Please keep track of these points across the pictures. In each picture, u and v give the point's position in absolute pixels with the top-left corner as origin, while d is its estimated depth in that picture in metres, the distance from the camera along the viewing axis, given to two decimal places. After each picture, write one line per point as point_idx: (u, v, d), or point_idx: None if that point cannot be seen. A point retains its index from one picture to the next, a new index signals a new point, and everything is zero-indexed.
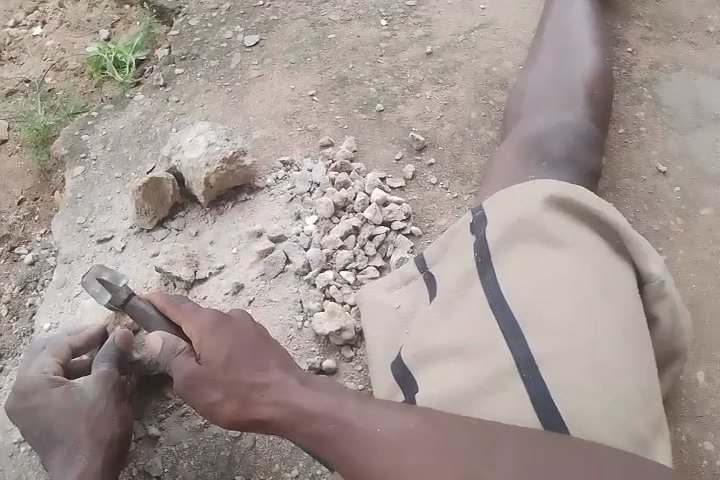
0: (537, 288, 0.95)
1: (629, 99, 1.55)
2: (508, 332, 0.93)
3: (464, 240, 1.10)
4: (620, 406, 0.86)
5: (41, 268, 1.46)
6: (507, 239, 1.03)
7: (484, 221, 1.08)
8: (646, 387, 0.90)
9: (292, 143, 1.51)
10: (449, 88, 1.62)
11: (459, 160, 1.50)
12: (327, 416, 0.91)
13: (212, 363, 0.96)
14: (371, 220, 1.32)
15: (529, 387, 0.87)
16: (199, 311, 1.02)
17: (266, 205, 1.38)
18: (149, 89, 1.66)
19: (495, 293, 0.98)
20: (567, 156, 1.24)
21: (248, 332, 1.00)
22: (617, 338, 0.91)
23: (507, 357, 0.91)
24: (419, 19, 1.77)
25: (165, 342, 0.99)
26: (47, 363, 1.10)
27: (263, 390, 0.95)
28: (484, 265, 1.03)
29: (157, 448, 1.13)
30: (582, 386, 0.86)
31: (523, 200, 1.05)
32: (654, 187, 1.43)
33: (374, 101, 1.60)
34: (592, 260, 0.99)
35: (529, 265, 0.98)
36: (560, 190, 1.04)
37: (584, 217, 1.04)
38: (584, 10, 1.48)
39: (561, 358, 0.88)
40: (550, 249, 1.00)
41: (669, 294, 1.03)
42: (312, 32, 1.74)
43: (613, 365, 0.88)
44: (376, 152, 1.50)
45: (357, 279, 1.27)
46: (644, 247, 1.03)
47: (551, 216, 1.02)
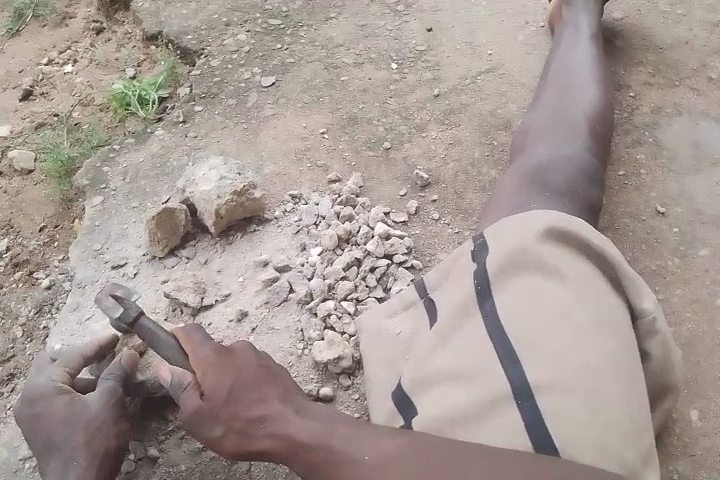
0: (533, 316, 0.99)
1: (629, 141, 1.59)
2: (505, 358, 0.97)
3: (465, 268, 1.13)
4: (611, 432, 0.89)
5: (56, 292, 1.51)
6: (506, 268, 1.06)
7: (484, 250, 1.12)
8: (637, 415, 0.93)
9: (301, 178, 1.57)
10: (455, 128, 1.68)
11: (461, 197, 1.54)
12: (325, 441, 0.95)
13: (213, 399, 0.99)
14: (373, 252, 1.36)
15: (524, 413, 0.91)
16: (204, 342, 1.05)
17: (274, 236, 1.44)
18: (169, 124, 1.74)
19: (493, 320, 1.01)
20: (567, 189, 1.27)
21: (250, 363, 1.04)
22: (610, 367, 0.94)
23: (502, 383, 0.94)
24: (428, 63, 1.84)
25: (173, 374, 1.02)
26: (55, 373, 1.14)
27: (263, 424, 0.98)
28: (483, 294, 1.06)
29: (155, 469, 1.15)
30: (575, 413, 0.89)
31: (523, 231, 1.09)
32: (652, 226, 1.45)
33: (382, 139, 1.66)
34: (588, 291, 1.02)
35: (526, 294, 1.02)
36: (559, 223, 1.08)
37: (581, 249, 1.07)
38: (587, 52, 1.54)
39: (556, 385, 0.92)
40: (546, 278, 1.03)
41: (660, 329, 1.07)
42: (326, 74, 1.82)
43: (605, 394, 0.92)
44: (382, 188, 1.55)
45: (357, 309, 1.30)
46: (637, 283, 1.07)
47: (549, 247, 1.06)
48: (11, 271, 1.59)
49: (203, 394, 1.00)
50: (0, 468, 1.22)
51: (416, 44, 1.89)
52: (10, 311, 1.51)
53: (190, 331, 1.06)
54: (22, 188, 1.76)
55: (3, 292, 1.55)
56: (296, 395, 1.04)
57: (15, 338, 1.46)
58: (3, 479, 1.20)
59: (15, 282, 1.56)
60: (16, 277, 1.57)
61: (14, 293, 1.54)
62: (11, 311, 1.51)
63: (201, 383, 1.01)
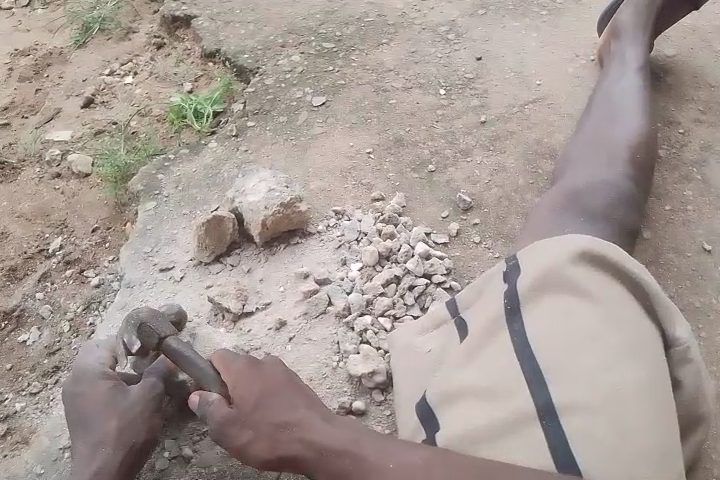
0: (561, 337, 0.99)
1: (677, 177, 1.58)
2: (531, 378, 0.98)
3: (496, 288, 1.14)
4: (636, 457, 0.89)
5: (104, 291, 1.57)
6: (536, 288, 1.07)
7: (516, 271, 1.13)
8: (665, 443, 0.92)
9: (345, 195, 1.61)
10: (499, 155, 1.70)
11: (503, 222, 1.55)
12: (348, 450, 0.96)
13: (241, 407, 1.02)
14: (412, 271, 1.38)
15: (548, 432, 0.92)
16: (235, 359, 1.07)
17: (316, 249, 1.47)
18: (221, 137, 1.81)
19: (521, 339, 1.02)
20: (603, 215, 1.28)
21: (278, 372, 1.06)
22: (639, 391, 0.94)
23: (528, 403, 0.95)
24: (476, 90, 1.87)
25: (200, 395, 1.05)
26: (102, 356, 1.18)
27: (288, 430, 0.99)
28: (512, 312, 1.07)
29: (188, 469, 1.18)
30: (599, 435, 0.90)
31: (556, 253, 1.09)
32: (698, 264, 1.43)
33: (426, 162, 1.69)
34: (618, 314, 1.02)
35: (555, 314, 1.02)
36: (593, 247, 1.08)
37: (615, 274, 1.07)
38: (633, 83, 1.54)
39: (581, 406, 0.92)
40: (577, 300, 1.03)
41: (694, 358, 1.06)
42: (375, 97, 1.87)
43: (632, 417, 0.91)
44: (424, 209, 1.57)
45: (393, 326, 1.32)
46: (671, 311, 1.07)
47: (582, 271, 1.06)
48: (63, 268, 1.66)
49: (233, 403, 1.03)
50: (41, 455, 1.26)
51: (465, 72, 1.93)
52: (60, 307, 1.57)
53: (223, 354, 1.09)
54: (78, 191, 1.85)
55: (54, 287, 1.62)
56: (323, 405, 1.05)
57: (62, 332, 1.52)
58: (42, 466, 1.25)
59: (66, 279, 1.63)
60: (68, 274, 1.64)
61: (65, 289, 1.61)
62: (61, 306, 1.57)
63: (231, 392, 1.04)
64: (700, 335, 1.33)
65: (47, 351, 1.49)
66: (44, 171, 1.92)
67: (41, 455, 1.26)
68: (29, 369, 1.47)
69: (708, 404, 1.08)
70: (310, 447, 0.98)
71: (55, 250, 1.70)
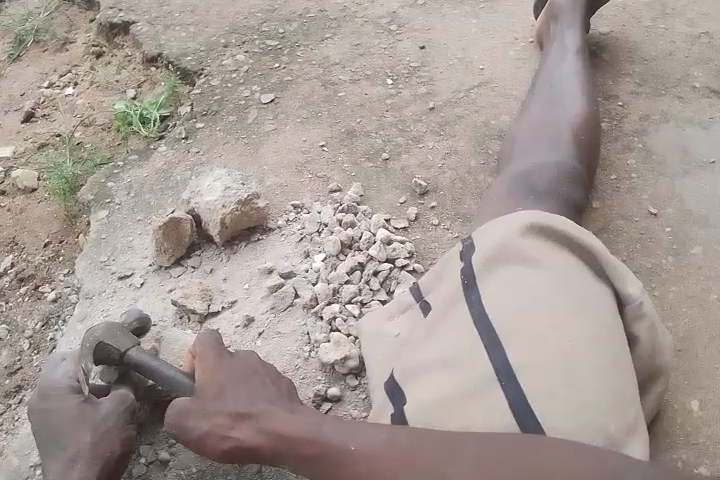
0: (515, 305, 1.03)
1: (619, 147, 1.65)
2: (488, 345, 1.00)
3: (454, 266, 1.17)
4: (590, 409, 0.92)
5: (62, 305, 1.53)
6: (489, 262, 1.10)
7: (471, 248, 1.15)
8: (619, 393, 0.95)
9: (302, 189, 1.61)
10: (450, 139, 1.73)
11: (459, 203, 1.58)
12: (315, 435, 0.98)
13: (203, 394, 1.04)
14: (376, 257, 1.39)
15: (507, 393, 0.94)
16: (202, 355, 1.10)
17: (277, 244, 1.47)
18: (171, 141, 1.79)
19: (478, 309, 1.05)
20: (552, 190, 1.33)
21: (244, 366, 1.09)
22: (590, 347, 0.97)
23: (487, 367, 0.98)
24: (422, 78, 1.90)
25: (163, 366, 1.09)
26: (70, 370, 1.15)
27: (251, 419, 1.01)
28: (469, 286, 1.10)
29: (167, 472, 1.17)
30: (556, 392, 0.93)
31: (505, 226, 1.13)
32: (645, 227, 1.50)
33: (380, 150, 1.71)
34: (567, 278, 1.06)
35: (508, 285, 1.06)
36: (540, 218, 1.11)
37: (563, 241, 1.11)
38: (573, 65, 1.59)
39: (536, 366, 0.95)
40: (528, 269, 1.07)
41: (647, 314, 1.10)
42: (323, 91, 1.88)
43: (586, 372, 0.95)
44: (381, 197, 1.59)
45: (361, 312, 1.33)
46: (621, 271, 1.11)
47: (531, 241, 1.10)
48: (17, 286, 1.61)
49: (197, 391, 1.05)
50: (11, 475, 1.23)
51: (410, 61, 1.96)
52: (17, 326, 1.53)
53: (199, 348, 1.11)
54: (26, 206, 1.79)
55: (8, 306, 1.57)
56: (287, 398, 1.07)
57: (21, 351, 1.48)
58: None
59: (21, 296, 1.58)
60: (22, 291, 1.59)
61: (20, 308, 1.56)
62: (18, 325, 1.53)
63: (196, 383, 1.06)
64: (652, 293, 1.39)
65: (6, 371, 1.44)
66: None
67: (11, 475, 1.23)
68: None
69: (666, 355, 1.13)
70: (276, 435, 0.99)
71: (6, 269, 1.65)
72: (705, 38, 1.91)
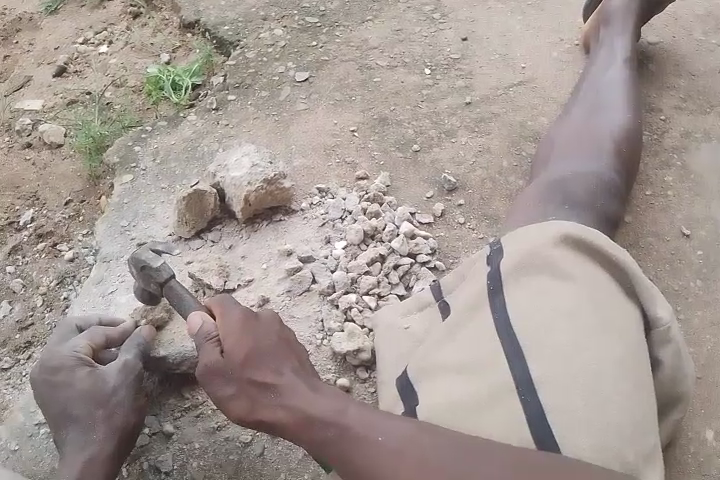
0: (541, 316, 1.00)
1: (658, 163, 1.60)
2: (510, 353, 0.98)
3: (479, 269, 1.14)
4: (610, 430, 0.90)
5: (79, 265, 1.53)
6: (517, 269, 1.08)
7: (499, 253, 1.13)
8: (639, 419, 0.93)
9: (329, 173, 1.59)
10: (484, 136, 1.69)
11: (487, 203, 1.55)
12: (334, 420, 0.94)
13: (233, 360, 0.99)
14: (397, 250, 1.37)
15: (526, 407, 0.92)
16: (233, 313, 1.03)
17: (299, 227, 1.45)
18: (201, 111, 1.77)
19: (502, 318, 1.03)
20: (587, 200, 1.29)
21: (269, 331, 1.03)
22: (614, 367, 0.95)
23: (506, 377, 0.96)
24: (461, 71, 1.86)
25: (205, 322, 1.03)
26: (79, 344, 1.15)
27: (268, 391, 0.98)
28: (494, 292, 1.08)
29: (169, 445, 1.16)
30: (577, 409, 0.90)
31: (535, 235, 1.11)
32: (676, 248, 1.46)
33: (411, 142, 1.68)
34: (596, 294, 1.03)
35: (534, 295, 1.03)
36: (571, 230, 1.09)
37: (594, 256, 1.08)
38: (619, 75, 1.54)
39: (559, 382, 0.93)
40: (557, 281, 1.04)
41: (674, 340, 1.07)
42: (359, 75, 1.84)
43: (608, 392, 0.92)
44: (407, 190, 1.56)
45: (378, 304, 1.31)
46: (652, 293, 1.08)
47: (562, 253, 1.07)
48: (35, 242, 1.61)
49: (224, 349, 1.00)
50: (15, 431, 1.23)
51: (450, 53, 1.91)
52: (32, 281, 1.53)
53: (226, 302, 1.05)
54: (50, 162, 1.78)
55: (25, 261, 1.58)
56: (308, 372, 1.02)
57: (35, 307, 1.48)
58: (16, 442, 1.22)
59: (39, 252, 1.59)
60: (40, 247, 1.59)
61: (37, 264, 1.56)
62: (33, 281, 1.53)
63: (222, 340, 1.00)
64: (676, 316, 1.36)
65: (18, 326, 1.45)
66: (14, 140, 1.85)
67: (14, 431, 1.23)
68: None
69: (688, 384, 1.10)
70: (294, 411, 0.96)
71: (26, 223, 1.65)
72: None
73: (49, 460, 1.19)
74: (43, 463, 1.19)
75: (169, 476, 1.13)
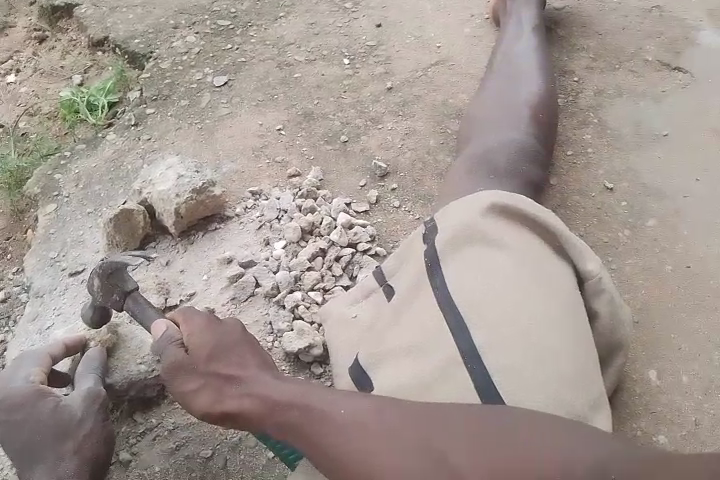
0: (479, 284, 1.02)
1: (576, 123, 1.65)
2: (453, 325, 0.99)
3: (417, 248, 1.15)
4: (555, 385, 0.92)
5: (11, 305, 1.47)
6: (453, 242, 1.09)
7: (432, 230, 1.14)
8: (582, 370, 0.96)
9: (260, 175, 1.58)
10: (409, 119, 1.70)
11: (420, 184, 1.56)
12: (299, 403, 0.94)
13: (197, 356, 1.00)
14: (337, 242, 1.37)
15: (474, 373, 0.94)
16: (197, 317, 1.05)
17: (236, 233, 1.44)
18: (120, 128, 1.72)
19: (443, 292, 1.04)
20: (511, 168, 1.32)
21: (230, 329, 1.04)
22: (553, 324, 0.98)
23: (453, 348, 0.97)
24: (379, 57, 1.87)
25: (168, 329, 1.05)
26: (31, 374, 1.11)
27: (233, 382, 0.98)
28: (432, 269, 1.09)
29: (128, 473, 1.13)
30: (521, 367, 0.93)
31: (466, 207, 1.12)
32: (602, 202, 1.52)
33: (338, 133, 1.68)
34: (529, 257, 1.06)
35: (470, 266, 1.05)
36: (498, 198, 1.11)
37: (523, 220, 1.11)
38: (529, 43, 1.59)
39: (501, 344, 0.95)
40: (491, 250, 1.06)
41: (607, 290, 1.11)
42: (278, 73, 1.83)
43: (549, 350, 0.95)
44: (341, 181, 1.56)
45: (325, 299, 1.31)
46: (581, 247, 1.11)
47: (492, 221, 1.09)
48: None
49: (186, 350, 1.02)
50: None
51: (366, 40, 1.92)
52: None
53: (189, 309, 1.07)
54: None
55: None
56: (270, 363, 1.03)
57: None
58: None
59: None
60: None
61: None
62: None
63: (186, 341, 1.02)
64: (609, 267, 1.41)
65: None
66: None
67: None
68: None
69: (627, 329, 1.14)
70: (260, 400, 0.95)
71: None
72: (657, 12, 1.91)
73: None
74: None
75: None
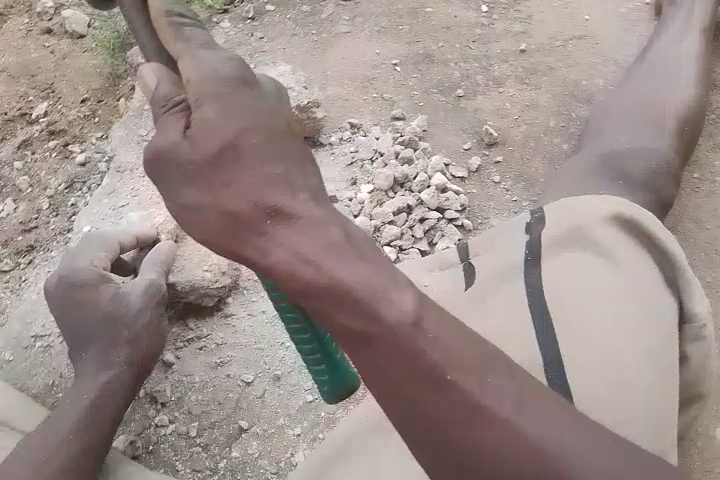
0: (577, 298, 0.93)
1: (712, 145, 1.49)
2: (539, 331, 0.92)
3: (515, 236, 1.04)
4: (632, 426, 0.84)
5: (89, 172, 1.47)
6: (557, 246, 0.99)
7: (539, 222, 1.03)
8: (665, 417, 0.87)
9: (364, 108, 1.49)
10: (534, 91, 1.56)
11: (527, 164, 1.44)
12: (359, 288, 0.71)
13: (216, 153, 0.72)
14: (426, 203, 1.29)
15: (552, 388, 0.87)
16: (204, 72, 0.73)
17: (325, 164, 1.39)
18: (236, 18, 1.65)
19: (535, 295, 0.95)
20: (640, 180, 1.18)
21: (269, 118, 0.75)
22: (647, 362, 0.88)
23: (534, 356, 0.90)
24: (520, 13, 1.69)
25: (160, 83, 0.75)
26: (97, 257, 1.11)
27: (270, 217, 0.73)
28: (529, 266, 0.99)
29: (168, 376, 1.17)
30: (601, 398, 0.86)
31: (581, 211, 1.01)
32: (715, 237, 1.38)
33: (455, 86, 1.56)
34: (639, 281, 0.95)
35: (572, 275, 0.96)
36: (621, 210, 1.00)
37: (641, 239, 1.00)
38: (692, 43, 1.42)
39: (588, 370, 0.87)
40: (598, 264, 0.96)
41: (708, 339, 0.99)
42: (410, 2, 1.69)
43: (635, 388, 0.86)
44: (444, 138, 1.47)
45: (398, 257, 1.26)
46: (694, 284, 0.98)
47: (609, 233, 0.98)
48: (46, 139, 1.53)
49: (190, 128, 0.73)
50: (12, 339, 1.24)
51: None
52: (39, 182, 1.47)
53: (193, 49, 0.74)
54: (69, 52, 1.64)
55: (34, 158, 1.50)
56: (338, 236, 0.74)
57: (40, 209, 1.43)
58: (11, 353, 1.23)
59: (50, 151, 1.51)
60: (50, 146, 1.52)
61: (45, 163, 1.49)
62: (40, 181, 1.47)
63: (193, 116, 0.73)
64: None
65: (21, 228, 1.41)
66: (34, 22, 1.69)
67: (11, 339, 1.24)
68: (1, 244, 1.39)
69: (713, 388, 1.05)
70: (310, 267, 0.72)
71: (38, 117, 1.56)
72: None
73: (43, 378, 1.21)
74: (36, 378, 1.21)
75: (166, 407, 1.14)
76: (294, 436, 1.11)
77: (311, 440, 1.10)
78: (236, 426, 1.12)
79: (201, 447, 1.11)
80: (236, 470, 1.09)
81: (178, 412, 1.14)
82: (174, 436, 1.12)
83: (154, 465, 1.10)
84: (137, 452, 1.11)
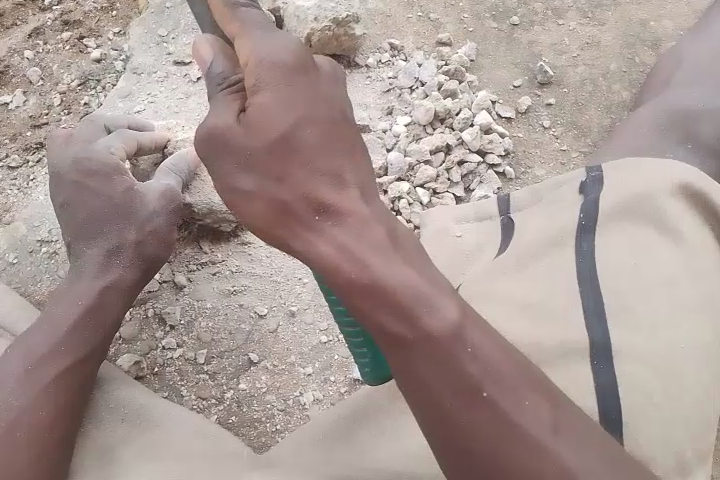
0: (633, 274, 0.82)
1: None
2: (588, 308, 0.81)
3: (568, 197, 0.93)
4: (677, 425, 0.74)
5: (105, 69, 1.35)
6: (616, 212, 0.88)
7: (596, 185, 0.92)
8: (709, 415, 0.78)
9: (406, 28, 1.34)
10: (597, 27, 1.40)
11: (580, 111, 1.32)
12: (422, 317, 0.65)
13: (268, 146, 0.66)
14: (467, 144, 1.18)
15: (596, 372, 0.76)
16: (263, 51, 0.66)
17: (359, 87, 1.25)
18: None
19: (587, 266, 0.84)
20: (712, 146, 1.05)
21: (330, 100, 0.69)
22: (701, 355, 0.78)
23: (580, 335, 0.79)
24: None
25: (215, 60, 0.69)
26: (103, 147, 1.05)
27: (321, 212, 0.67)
28: (584, 230, 0.87)
29: (179, 297, 1.10)
30: (649, 390, 0.75)
31: (647, 178, 0.90)
32: None
33: (510, 13, 1.39)
34: (700, 263, 0.84)
35: (631, 249, 0.84)
36: (693, 183, 0.89)
37: (708, 218, 0.89)
38: None
39: (638, 357, 0.76)
40: (660, 239, 0.85)
41: None
42: None
43: (685, 382, 0.76)
44: (492, 72, 1.33)
45: (430, 201, 1.16)
46: None
47: (676, 207, 0.87)
48: (58, 29, 1.39)
49: (245, 113, 0.67)
50: (16, 243, 1.17)
51: None
52: (50, 75, 1.35)
53: (250, 26, 0.67)
54: None
55: (46, 48, 1.37)
56: (385, 234, 0.68)
57: (51, 105, 1.32)
58: (15, 256, 1.16)
59: (62, 43, 1.38)
60: (63, 37, 1.38)
61: (59, 56, 1.37)
62: (52, 75, 1.35)
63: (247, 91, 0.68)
64: None
65: (30, 123, 1.30)
66: None
67: (14, 243, 1.17)
68: (8, 138, 1.29)
69: None
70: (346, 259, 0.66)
71: (51, 4, 1.41)
72: None
73: (47, 284, 1.14)
74: (41, 285, 1.14)
75: (174, 330, 1.08)
76: (304, 376, 1.06)
77: (322, 381, 1.06)
78: (245, 358, 1.07)
79: (208, 375, 1.06)
80: (243, 403, 1.04)
81: (186, 337, 1.08)
82: (181, 361, 1.06)
83: (158, 388, 1.04)
84: (142, 373, 1.05)
